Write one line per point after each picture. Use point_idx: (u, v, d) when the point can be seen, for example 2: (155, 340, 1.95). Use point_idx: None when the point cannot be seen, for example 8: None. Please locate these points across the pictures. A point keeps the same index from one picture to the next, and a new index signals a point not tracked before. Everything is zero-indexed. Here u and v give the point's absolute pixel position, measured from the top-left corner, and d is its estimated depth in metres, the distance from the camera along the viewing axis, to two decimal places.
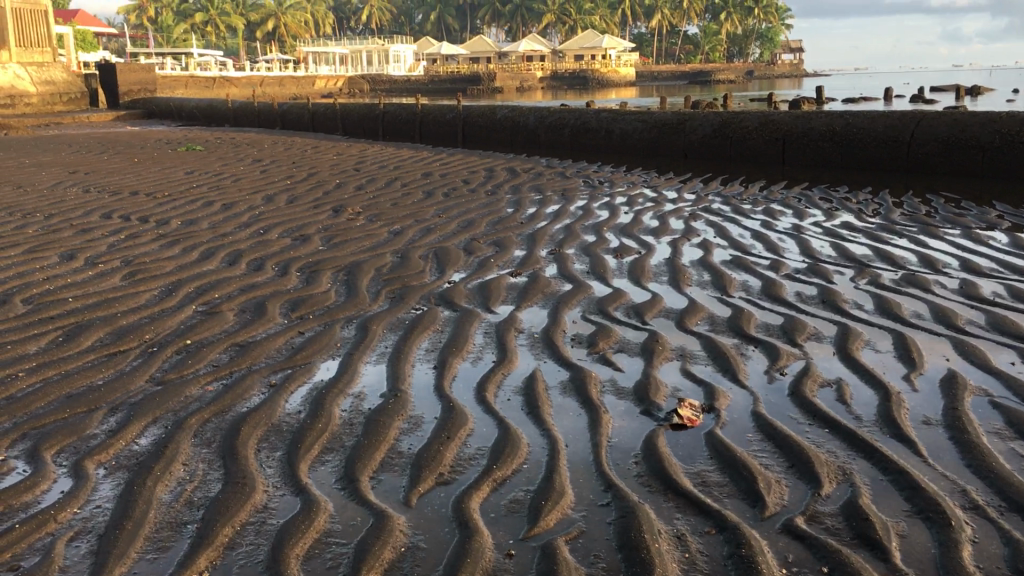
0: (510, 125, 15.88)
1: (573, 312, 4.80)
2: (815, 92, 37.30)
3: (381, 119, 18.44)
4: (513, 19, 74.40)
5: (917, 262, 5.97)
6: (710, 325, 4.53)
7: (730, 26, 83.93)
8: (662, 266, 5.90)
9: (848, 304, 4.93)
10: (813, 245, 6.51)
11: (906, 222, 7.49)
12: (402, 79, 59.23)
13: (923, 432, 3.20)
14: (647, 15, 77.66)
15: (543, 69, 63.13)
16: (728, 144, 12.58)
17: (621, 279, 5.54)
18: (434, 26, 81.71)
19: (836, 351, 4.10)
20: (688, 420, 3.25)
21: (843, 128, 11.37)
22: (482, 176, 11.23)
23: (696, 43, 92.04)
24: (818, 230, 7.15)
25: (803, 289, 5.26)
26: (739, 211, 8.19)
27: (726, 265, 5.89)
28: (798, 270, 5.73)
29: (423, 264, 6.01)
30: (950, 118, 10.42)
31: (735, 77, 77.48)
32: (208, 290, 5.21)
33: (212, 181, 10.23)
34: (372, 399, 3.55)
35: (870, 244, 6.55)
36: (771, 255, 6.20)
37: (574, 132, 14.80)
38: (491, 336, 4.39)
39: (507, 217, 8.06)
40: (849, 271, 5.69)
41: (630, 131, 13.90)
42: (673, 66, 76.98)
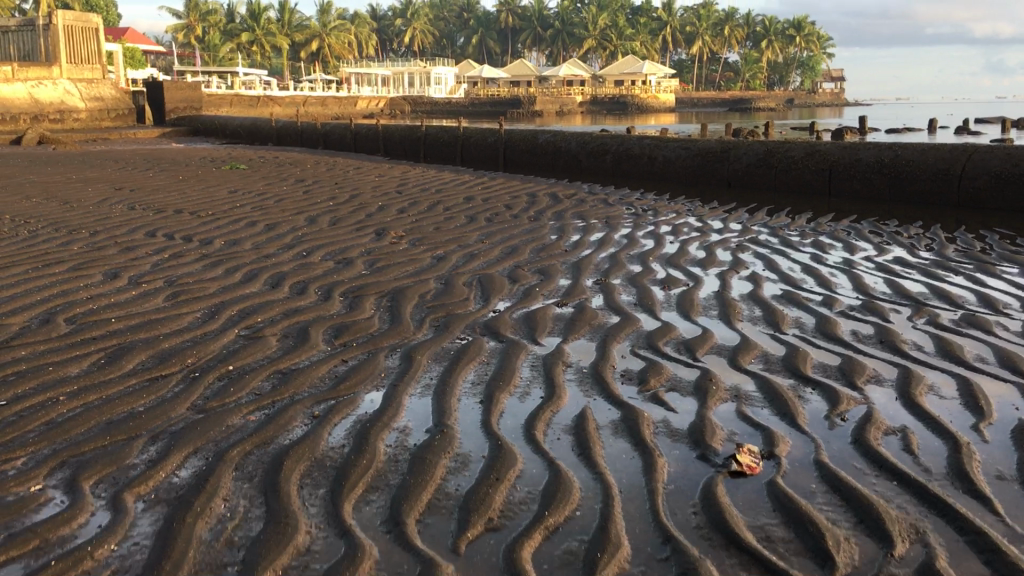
0: (552, 150, 15.81)
1: (622, 346, 4.67)
2: (859, 122, 36.91)
3: (423, 141, 18.48)
4: (555, 43, 74.68)
5: (977, 300, 5.68)
6: (764, 363, 4.35)
7: (772, 53, 83.60)
8: (711, 299, 5.75)
9: (907, 344, 4.68)
10: (867, 282, 6.30)
11: (962, 259, 7.24)
12: (443, 102, 59.62)
13: (1000, 485, 3.00)
14: (688, 41, 77.59)
15: (583, 94, 63.26)
16: (773, 173, 12.39)
17: (671, 312, 5.39)
18: (476, 49, 82.26)
19: (899, 394, 3.86)
20: (747, 466, 3.10)
21: (893, 160, 11.15)
22: (524, 201, 11.16)
23: (737, 70, 91.81)
24: (870, 266, 6.94)
25: (859, 327, 5.03)
26: (788, 243, 8.01)
27: (777, 301, 5.70)
28: (852, 307, 5.51)
29: (467, 292, 5.91)
30: (1005, 152, 10.17)
31: (776, 105, 77.04)
32: (251, 313, 5.16)
33: (254, 201, 10.25)
34: (417, 435, 3.44)
35: (926, 281, 6.30)
36: (823, 291, 5.99)
37: (616, 158, 14.69)
38: (538, 370, 4.27)
39: (551, 245, 7.95)
40: (906, 309, 5.45)
41: (673, 159, 13.76)
42: (713, 93, 76.81)
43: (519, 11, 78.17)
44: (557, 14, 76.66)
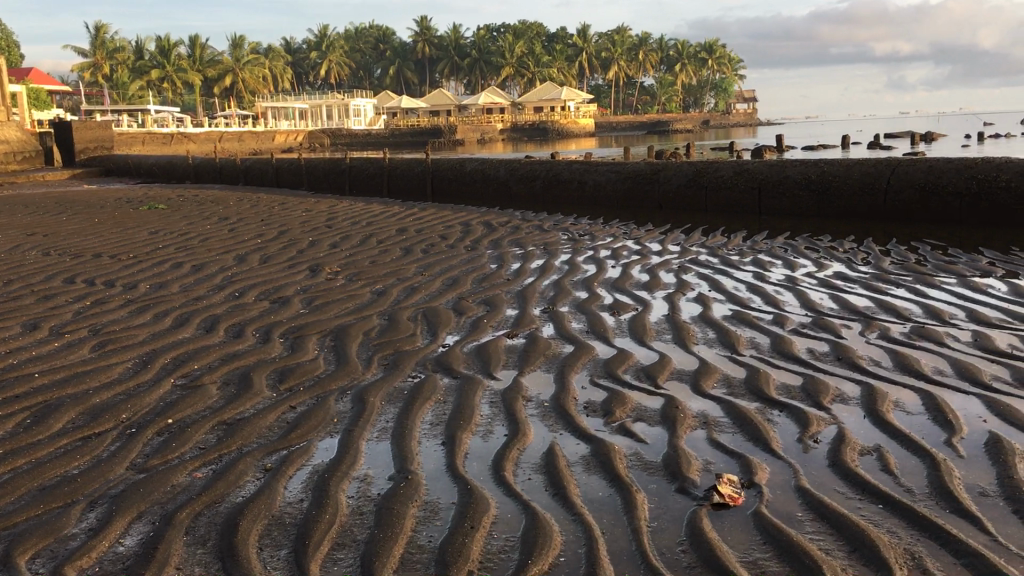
0: (481, 179, 15.71)
1: (581, 376, 4.54)
2: (776, 145, 37.87)
3: (348, 174, 18.22)
4: (472, 73, 74.97)
5: (922, 312, 5.71)
6: (727, 387, 4.26)
7: (685, 77, 85.47)
8: (663, 323, 5.67)
9: (864, 360, 4.65)
10: (812, 298, 6.33)
11: (899, 271, 7.33)
12: (362, 134, 59.24)
13: (986, 500, 2.92)
14: (604, 67, 78.78)
15: (503, 121, 63.64)
16: (702, 193, 12.49)
17: (624, 338, 5.29)
18: (393, 79, 82.18)
19: (866, 411, 3.81)
20: (730, 497, 2.97)
21: (817, 176, 11.34)
22: (458, 231, 11.02)
23: (653, 93, 93.60)
24: (813, 282, 6.97)
25: (814, 344, 4.99)
26: (728, 262, 8.03)
27: (729, 321, 5.67)
28: (804, 324, 5.50)
29: (412, 328, 5.75)
30: (926, 165, 10.43)
31: (692, 126, 78.84)
32: (187, 361, 4.88)
33: (179, 241, 9.88)
34: (380, 483, 3.24)
35: (869, 295, 6.34)
36: (772, 309, 5.99)
37: (546, 184, 14.66)
38: (498, 406, 4.10)
39: (492, 274, 7.82)
40: (855, 324, 5.45)
41: (603, 182, 13.80)
42: (630, 118, 78.04)
43: (436, 41, 78.31)
44: (474, 43, 77.04)
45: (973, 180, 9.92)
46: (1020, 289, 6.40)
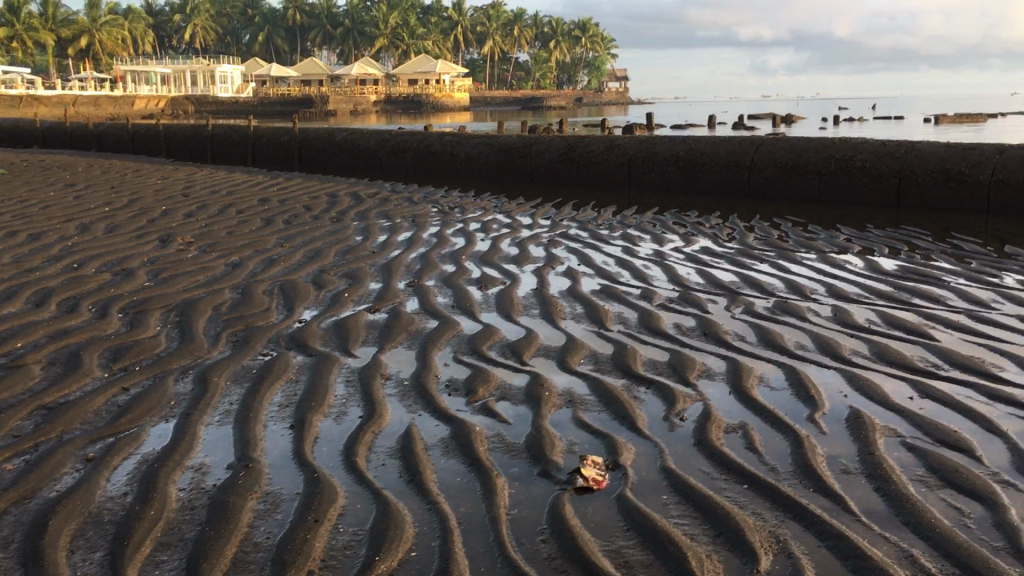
0: (350, 149, 15.25)
1: (443, 352, 4.32)
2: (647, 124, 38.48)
3: (210, 141, 17.40)
4: (345, 42, 73.28)
5: (785, 287, 5.75)
6: (594, 363, 4.13)
7: (560, 54, 86.00)
8: (530, 298, 5.52)
9: (730, 335, 4.61)
10: (679, 273, 6.31)
11: (763, 247, 7.41)
12: (229, 102, 57.06)
13: (849, 478, 2.86)
14: (479, 41, 78.34)
15: (376, 93, 62.51)
16: (574, 168, 12.45)
17: (490, 313, 5.10)
18: (263, 47, 79.48)
19: (732, 388, 3.74)
20: (593, 481, 2.83)
21: (686, 153, 11.44)
22: (324, 202, 10.62)
23: (528, 70, 93.82)
24: (680, 257, 6.96)
25: (681, 319, 4.94)
26: (598, 236, 7.97)
27: (597, 295, 5.57)
28: (671, 299, 5.44)
29: (267, 302, 5.41)
30: (789, 144, 10.66)
31: (566, 103, 79.43)
32: (9, 338, 4.42)
33: (16, 208, 9.13)
34: (218, 473, 2.95)
35: (734, 270, 6.36)
36: (640, 283, 5.93)
37: (417, 156, 14.34)
38: (354, 386, 3.85)
39: (356, 246, 7.51)
40: (721, 298, 5.42)
41: (475, 155, 13.59)
42: (505, 93, 77.93)
43: (307, 8, 76.14)
44: (347, 12, 75.22)
45: (833, 160, 10.20)
46: (877, 265, 6.54)
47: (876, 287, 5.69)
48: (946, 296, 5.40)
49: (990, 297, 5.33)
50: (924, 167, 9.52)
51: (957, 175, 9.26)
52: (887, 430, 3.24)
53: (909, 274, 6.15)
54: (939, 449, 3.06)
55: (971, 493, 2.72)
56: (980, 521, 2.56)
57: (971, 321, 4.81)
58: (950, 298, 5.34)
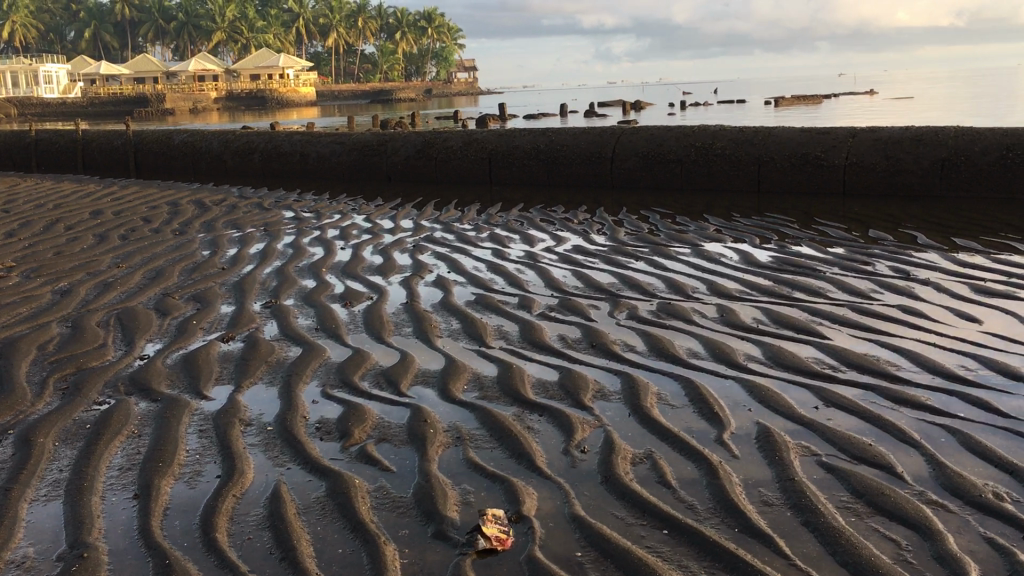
0: (192, 152, 14.35)
1: (310, 387, 3.87)
2: (500, 116, 38.45)
3: (35, 147, 16.06)
4: (181, 38, 70.13)
5: (665, 286, 5.55)
6: (479, 390, 3.77)
7: (406, 45, 85.04)
8: (401, 314, 5.11)
9: (618, 346, 4.35)
10: (555, 276, 6.04)
11: (635, 242, 7.24)
12: (56, 103, 53.56)
13: (773, 511, 2.62)
14: (323, 35, 76.47)
15: (217, 90, 60.09)
16: (431, 164, 12.05)
17: (358, 335, 4.67)
18: (90, 44, 75.05)
19: (630, 409, 3.46)
20: (497, 541, 2.47)
21: (545, 146, 11.24)
22: (166, 212, 9.84)
23: (375, 63, 92.46)
24: (553, 258, 6.70)
25: (565, 330, 4.65)
26: (465, 239, 7.63)
27: (473, 307, 5.22)
28: (551, 307, 5.16)
29: (104, 335, 4.80)
30: (648, 133, 10.61)
31: (416, 96, 78.65)
32: None
33: None
34: (46, 568, 2.44)
35: (610, 270, 6.14)
36: (516, 291, 5.62)
37: (265, 157, 13.62)
38: (209, 436, 3.36)
39: (204, 263, 6.90)
40: (602, 303, 5.17)
41: (327, 154, 13.01)
42: (353, 87, 76.43)
43: (137, 3, 72.47)
44: (181, 6, 72.01)
45: (692, 148, 10.20)
46: (750, 256, 6.46)
47: (754, 282, 5.57)
48: (825, 288, 5.33)
49: (867, 288, 5.28)
50: (781, 152, 9.66)
51: (813, 159, 9.45)
52: (801, 448, 3.03)
53: (783, 265, 6.08)
54: (858, 467, 2.87)
55: (903, 520, 2.52)
56: (919, 553, 2.36)
57: (854, 315, 4.73)
58: (829, 290, 5.27)
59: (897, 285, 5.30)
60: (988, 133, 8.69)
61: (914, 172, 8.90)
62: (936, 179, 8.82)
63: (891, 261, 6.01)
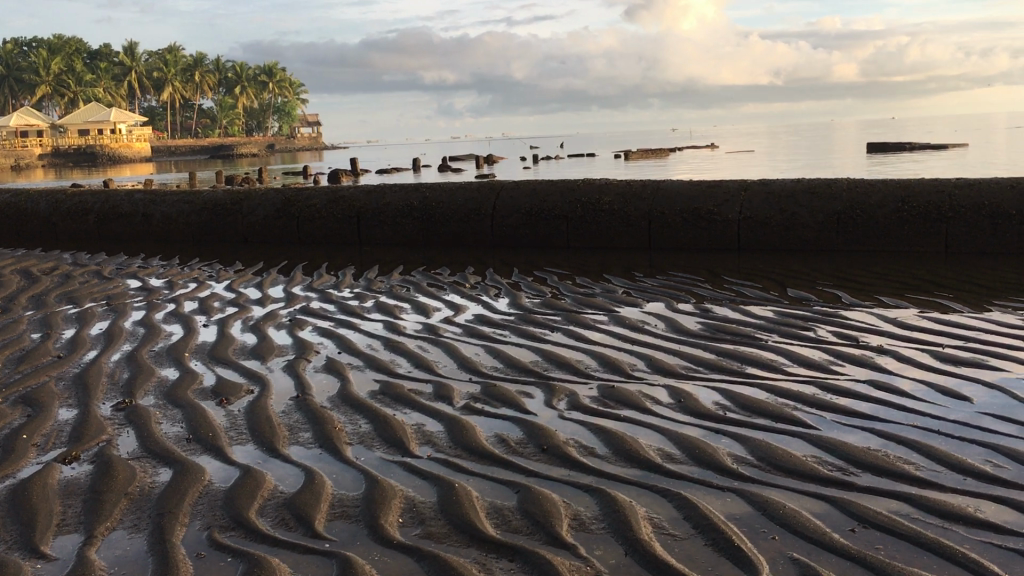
0: (14, 214, 12.80)
1: (192, 533, 2.91)
2: (350, 172, 37.46)
3: None
4: (1, 91, 65.60)
5: (598, 364, 4.86)
6: (419, 523, 2.92)
7: (248, 99, 82.76)
8: (293, 414, 4.18)
9: (573, 447, 3.59)
10: (467, 353, 5.25)
11: (542, 309, 6.55)
12: None
13: None
14: (158, 89, 73.35)
15: (42, 147, 56.25)
16: (293, 224, 11.07)
17: (246, 448, 3.72)
18: None
19: (626, 546, 2.70)
20: None
21: (420, 203, 10.48)
22: None
23: (214, 118, 89.53)
24: (456, 331, 5.92)
25: (502, 427, 3.86)
26: (349, 310, 6.76)
27: (381, 401, 4.35)
28: (475, 397, 4.36)
29: None
30: (529, 189, 10.03)
31: (259, 152, 76.39)
32: None
33: None
34: None
35: (526, 344, 5.41)
36: (428, 374, 4.80)
37: (101, 219, 12.25)
38: None
39: (35, 350, 5.71)
40: (536, 391, 4.41)
41: (174, 215, 11.81)
42: (192, 143, 73.49)
43: None
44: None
45: (579, 204, 9.66)
46: (674, 322, 5.87)
47: (697, 356, 4.95)
48: (777, 361, 4.75)
49: (822, 359, 4.74)
50: (671, 207, 9.25)
51: (706, 214, 9.07)
52: None
53: (717, 333, 5.51)
54: None
55: None
56: None
57: (826, 393, 4.14)
58: (783, 364, 4.69)
59: (853, 354, 4.79)
60: (880, 186, 8.55)
61: (809, 227, 8.65)
62: (832, 234, 8.58)
63: (829, 325, 5.54)
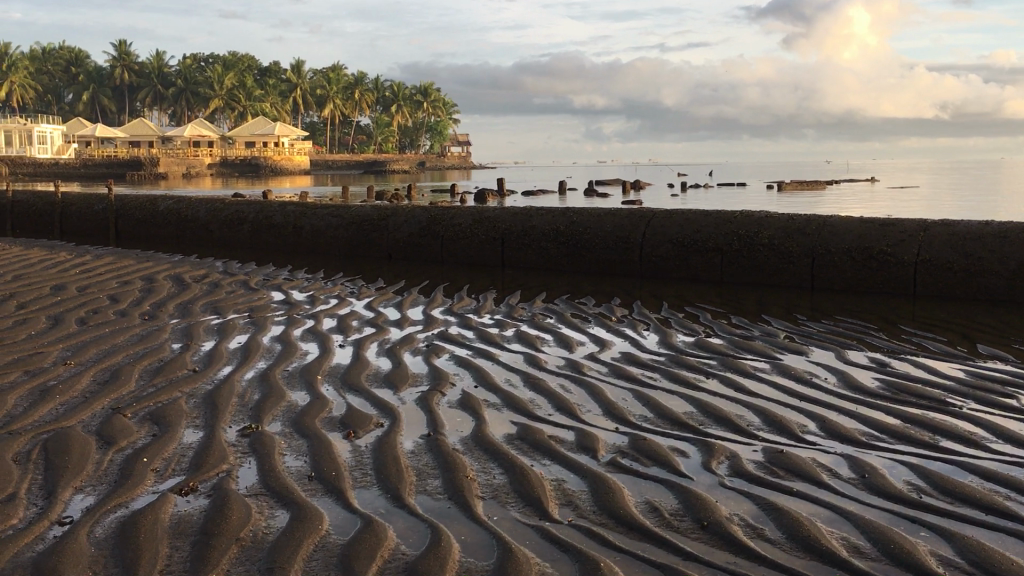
0: (175, 220, 13.19)
1: None
2: (498, 193, 37.66)
3: (9, 211, 14.90)
4: (178, 103, 69.64)
5: (762, 422, 4.33)
6: None
7: (403, 117, 84.93)
8: (423, 456, 3.83)
9: (738, 526, 3.10)
10: (613, 396, 4.81)
11: (695, 351, 6.03)
12: (49, 163, 52.82)
13: None
14: (319, 105, 76.23)
15: (210, 157, 59.30)
16: (438, 243, 10.89)
17: (370, 494, 3.38)
18: (86, 106, 74.53)
19: None
20: None
21: (567, 228, 10.09)
22: (138, 290, 8.58)
23: (370, 135, 92.30)
24: (602, 369, 5.48)
25: (654, 491, 3.40)
26: (489, 337, 6.43)
27: (518, 447, 3.95)
28: (622, 450, 3.91)
29: (18, 477, 3.47)
30: (683, 218, 9.49)
31: (410, 169, 78.13)
32: None
33: None
34: None
35: (678, 391, 4.91)
36: (570, 420, 4.38)
37: (254, 228, 12.45)
38: None
39: (172, 361, 5.62)
40: (691, 448, 3.91)
41: (322, 228, 11.86)
42: (347, 158, 75.93)
43: (136, 66, 72.30)
44: (178, 72, 71.66)
45: (735, 236, 9.06)
46: (847, 376, 5.24)
47: (878, 420, 4.33)
48: (975, 434, 4.09)
49: None
50: (839, 245, 8.53)
51: (877, 254, 8.31)
52: None
53: (899, 393, 4.86)
54: None
55: None
56: None
57: None
58: (983, 439, 4.03)
59: None
60: None
61: (998, 275, 7.77)
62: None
63: None
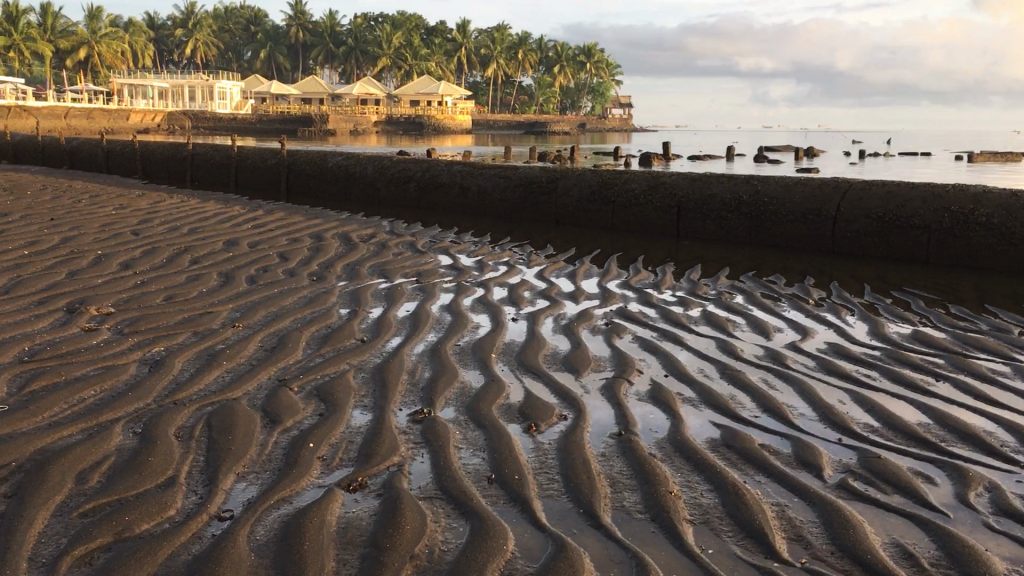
0: (344, 176, 13.17)
1: None
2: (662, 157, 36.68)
3: (189, 162, 15.37)
4: (348, 62, 71.45)
5: (1018, 443, 3.59)
6: None
7: (565, 78, 84.17)
8: (615, 462, 3.33)
9: None
10: (828, 398, 4.17)
11: (913, 344, 5.26)
12: (228, 117, 55.26)
13: None
14: (483, 65, 76.50)
15: (376, 115, 60.58)
16: (608, 210, 10.33)
17: (558, 508, 2.92)
18: (264, 64, 77.62)
19: None
20: None
21: (750, 198, 9.31)
22: (306, 248, 8.47)
23: (532, 95, 92.10)
24: (808, 362, 4.82)
25: (904, 532, 2.77)
26: (674, 317, 5.86)
27: (726, 458, 3.39)
28: (853, 470, 3.28)
29: (180, 458, 3.19)
30: (885, 190, 8.53)
31: (571, 130, 77.47)
32: None
33: None
34: None
35: (906, 396, 4.21)
36: (781, 425, 3.78)
37: (420, 188, 12.24)
38: None
39: (340, 329, 5.34)
40: (939, 475, 3.25)
41: (488, 189, 11.50)
42: (509, 118, 76.03)
43: (311, 26, 74.47)
44: (350, 32, 73.40)
45: (947, 213, 8.06)
46: None
47: None
48: None
49: None
50: None
51: None
52: None
53: None
54: None
55: None
56: None
57: None
58: None
59: None
60: None
61: None
62: None
63: None
